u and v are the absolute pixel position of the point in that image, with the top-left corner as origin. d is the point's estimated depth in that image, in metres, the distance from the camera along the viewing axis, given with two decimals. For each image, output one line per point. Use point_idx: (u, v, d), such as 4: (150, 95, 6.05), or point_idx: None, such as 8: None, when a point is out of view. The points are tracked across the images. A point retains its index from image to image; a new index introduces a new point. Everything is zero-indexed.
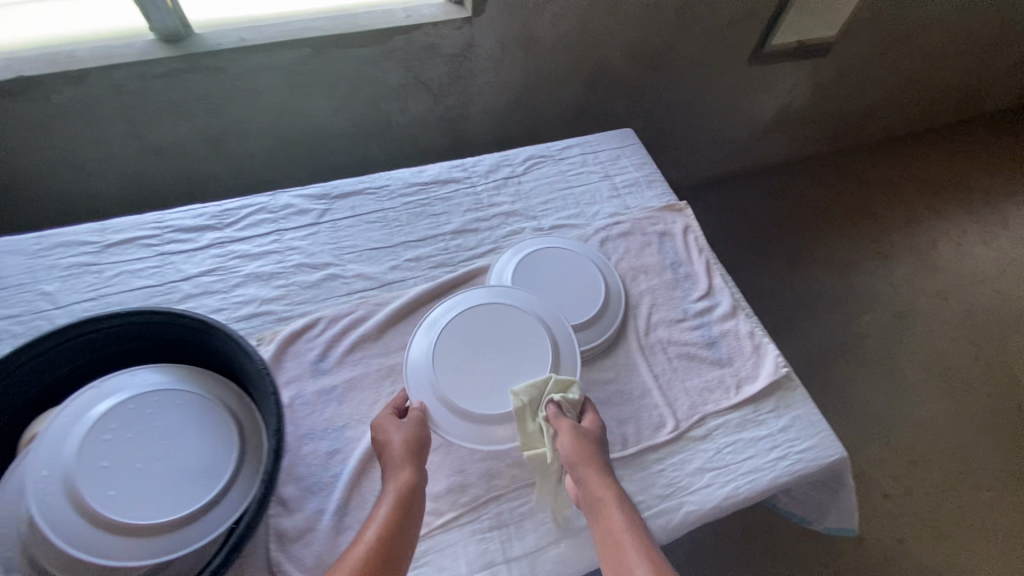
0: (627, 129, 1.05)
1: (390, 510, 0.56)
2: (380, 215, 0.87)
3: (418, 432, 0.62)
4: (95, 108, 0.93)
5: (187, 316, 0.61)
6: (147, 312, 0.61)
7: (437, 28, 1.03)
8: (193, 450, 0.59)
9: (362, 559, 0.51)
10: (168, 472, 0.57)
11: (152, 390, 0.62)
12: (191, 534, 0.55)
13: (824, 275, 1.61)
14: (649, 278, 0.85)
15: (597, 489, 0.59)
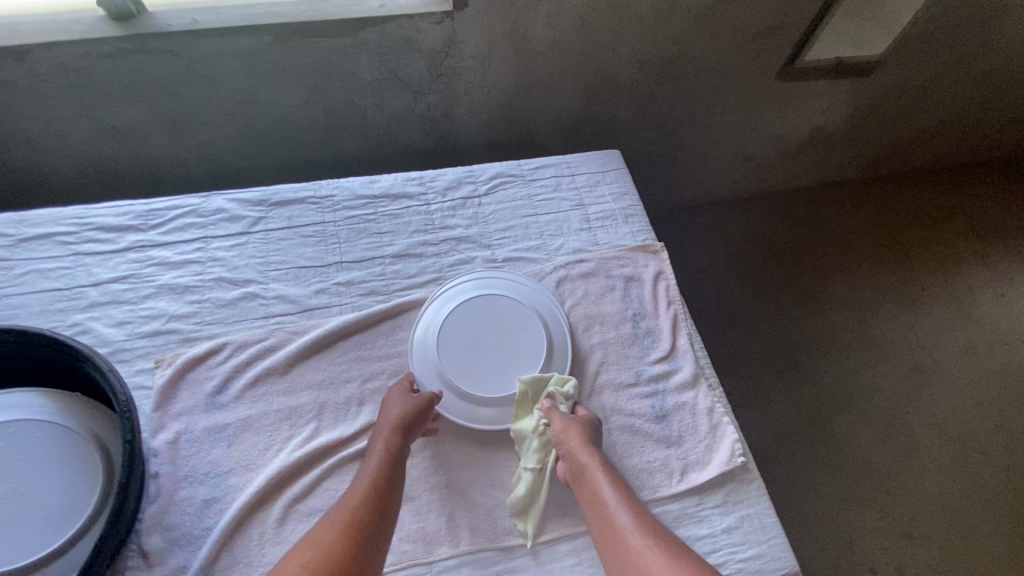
0: (613, 150, 0.93)
1: (382, 469, 0.57)
2: (317, 229, 0.80)
3: (414, 404, 0.63)
4: (41, 85, 0.88)
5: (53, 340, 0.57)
6: (15, 332, 0.57)
7: (414, 21, 0.93)
8: (43, 489, 0.54)
9: (365, 505, 0.53)
10: (11, 513, 0.53)
11: (12, 419, 0.57)
12: None
13: (840, 317, 1.46)
14: (604, 330, 0.75)
15: (586, 464, 0.59)
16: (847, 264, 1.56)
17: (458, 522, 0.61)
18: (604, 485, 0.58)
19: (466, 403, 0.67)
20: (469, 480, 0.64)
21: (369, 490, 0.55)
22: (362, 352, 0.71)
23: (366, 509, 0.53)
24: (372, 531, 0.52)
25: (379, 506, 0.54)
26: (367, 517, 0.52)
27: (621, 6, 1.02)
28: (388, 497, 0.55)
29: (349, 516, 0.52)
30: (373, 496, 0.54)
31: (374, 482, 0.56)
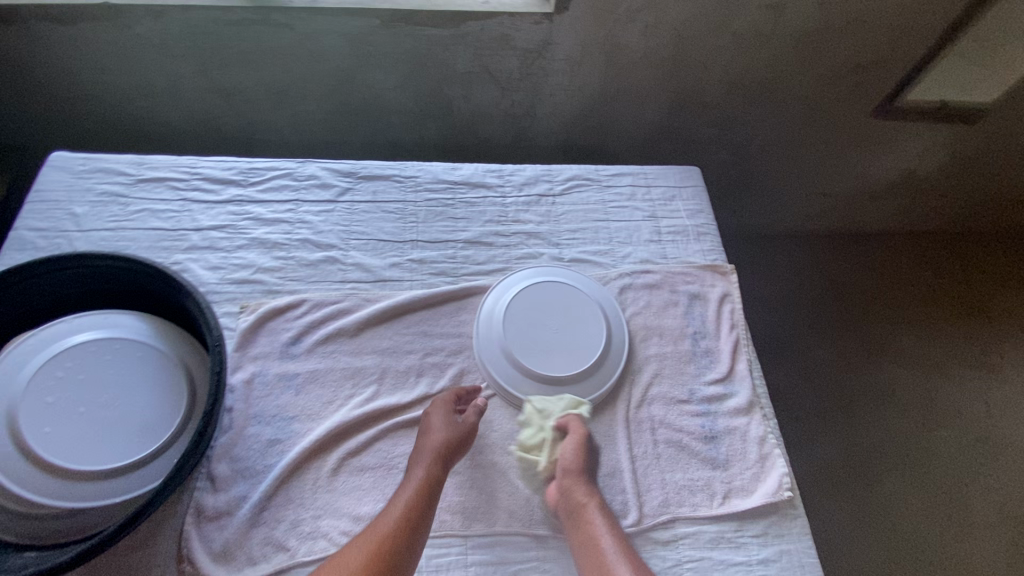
0: (694, 167, 0.93)
1: (418, 495, 0.57)
2: (398, 207, 0.84)
3: (460, 431, 0.63)
4: (171, 43, 0.96)
5: (167, 274, 0.63)
6: (140, 262, 0.64)
7: (513, 20, 0.96)
8: (137, 404, 0.59)
9: (395, 533, 0.54)
10: (106, 420, 0.58)
11: (118, 337, 0.63)
12: (110, 488, 0.55)
13: (904, 372, 1.38)
14: (662, 342, 0.75)
15: (584, 500, 0.59)
16: (919, 318, 1.48)
17: (497, 503, 0.63)
18: (597, 522, 0.58)
19: (524, 379, 0.69)
20: (512, 465, 0.65)
21: (399, 516, 0.55)
22: (425, 327, 0.74)
23: (395, 536, 0.53)
24: (402, 558, 0.53)
25: (411, 534, 0.54)
26: (397, 548, 0.53)
27: (720, 24, 1.01)
28: (421, 524, 0.56)
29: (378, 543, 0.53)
30: (406, 524, 0.55)
31: (406, 508, 0.56)
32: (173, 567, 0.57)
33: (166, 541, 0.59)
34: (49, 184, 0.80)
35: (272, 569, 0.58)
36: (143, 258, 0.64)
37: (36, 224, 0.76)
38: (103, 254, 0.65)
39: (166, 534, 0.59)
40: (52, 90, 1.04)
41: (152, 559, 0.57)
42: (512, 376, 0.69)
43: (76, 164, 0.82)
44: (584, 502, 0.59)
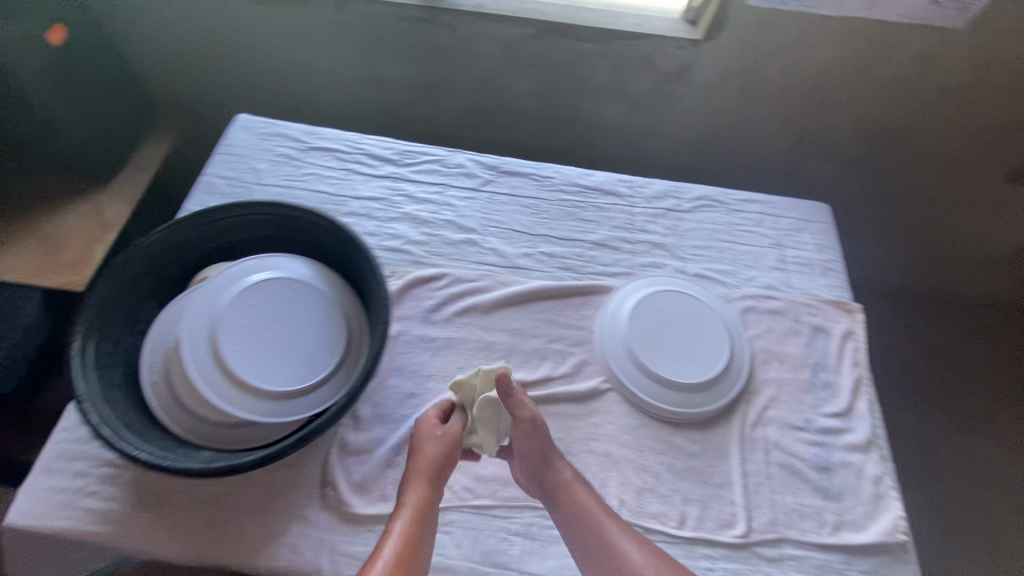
0: (822, 205, 0.93)
1: (422, 512, 0.57)
2: (534, 203, 0.89)
3: (451, 441, 0.62)
4: (346, 31, 1.06)
5: (349, 235, 0.70)
6: (329, 221, 0.71)
7: (660, 42, 1.01)
8: (309, 343, 0.66)
9: (400, 557, 0.53)
10: (284, 350, 0.64)
11: (300, 280, 0.69)
12: (280, 410, 0.61)
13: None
14: (782, 368, 0.76)
15: (562, 473, 0.61)
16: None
17: (608, 490, 0.66)
18: (582, 493, 0.60)
19: (647, 380, 0.71)
20: (625, 457, 0.68)
21: (408, 526, 0.56)
22: (552, 316, 0.77)
23: (411, 548, 0.54)
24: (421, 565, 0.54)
25: (422, 543, 0.56)
26: (414, 555, 0.54)
27: (863, 67, 1.03)
28: (427, 531, 0.57)
29: (399, 550, 0.53)
30: (417, 533, 0.56)
31: (416, 520, 0.56)
32: (316, 490, 0.64)
33: (312, 465, 0.65)
34: (235, 140, 0.90)
35: None
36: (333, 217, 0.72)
37: (222, 172, 0.86)
38: (298, 205, 0.72)
39: (313, 459, 0.66)
40: (231, 61, 1.16)
41: (299, 480, 0.64)
42: (634, 376, 0.71)
43: (259, 126, 0.92)
44: (563, 474, 0.61)
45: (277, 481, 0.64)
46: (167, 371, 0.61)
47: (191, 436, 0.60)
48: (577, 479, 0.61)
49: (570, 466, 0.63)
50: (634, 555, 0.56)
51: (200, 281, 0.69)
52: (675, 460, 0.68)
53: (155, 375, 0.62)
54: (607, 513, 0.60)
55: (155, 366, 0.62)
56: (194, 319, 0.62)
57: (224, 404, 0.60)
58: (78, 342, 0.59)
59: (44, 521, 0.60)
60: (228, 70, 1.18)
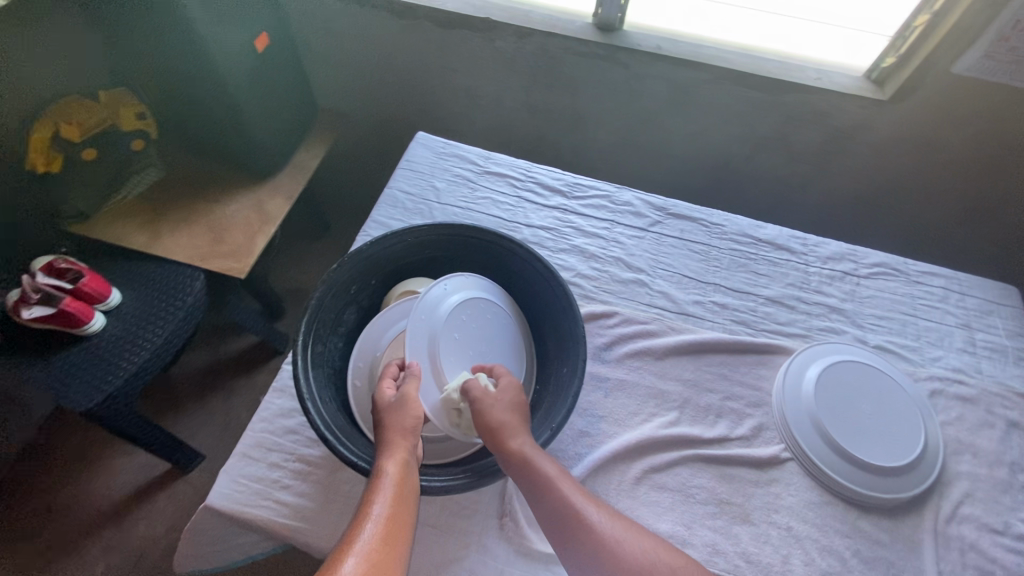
0: (1012, 287, 0.87)
1: (403, 480, 0.52)
2: (702, 249, 0.88)
3: (415, 407, 0.58)
4: (516, 58, 1.09)
5: (552, 275, 0.69)
6: (532, 256, 0.71)
7: (841, 99, 0.98)
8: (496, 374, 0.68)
9: (391, 521, 0.48)
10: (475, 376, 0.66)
11: (498, 314, 0.71)
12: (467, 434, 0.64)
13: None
14: (975, 462, 0.71)
15: (522, 449, 0.56)
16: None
17: (792, 567, 0.62)
18: (549, 470, 0.56)
19: (836, 457, 0.67)
20: (809, 534, 0.64)
21: (391, 492, 0.50)
22: (727, 371, 0.76)
23: (398, 512, 0.49)
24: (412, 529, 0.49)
25: (409, 507, 0.51)
26: (405, 522, 0.49)
27: None
28: (411, 496, 0.51)
29: (386, 513, 0.49)
30: (402, 498, 0.51)
31: (396, 485, 0.51)
32: (494, 517, 0.64)
33: (489, 491, 0.66)
34: (416, 158, 0.94)
35: None
36: (537, 251, 0.71)
37: (404, 188, 0.89)
38: (502, 233, 0.72)
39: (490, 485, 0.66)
40: (396, 77, 1.22)
41: (478, 504, 0.65)
42: (819, 449, 0.68)
43: (437, 145, 0.96)
44: (527, 450, 0.56)
45: (457, 503, 0.64)
46: (371, 374, 0.66)
47: None
48: (542, 455, 0.57)
49: (530, 438, 0.58)
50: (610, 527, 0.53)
51: (405, 294, 0.73)
52: (863, 546, 0.64)
53: (358, 375, 0.66)
54: (567, 482, 0.55)
55: (360, 367, 0.66)
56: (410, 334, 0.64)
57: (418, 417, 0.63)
58: (301, 340, 0.62)
59: (241, 509, 0.62)
60: (390, 83, 1.23)
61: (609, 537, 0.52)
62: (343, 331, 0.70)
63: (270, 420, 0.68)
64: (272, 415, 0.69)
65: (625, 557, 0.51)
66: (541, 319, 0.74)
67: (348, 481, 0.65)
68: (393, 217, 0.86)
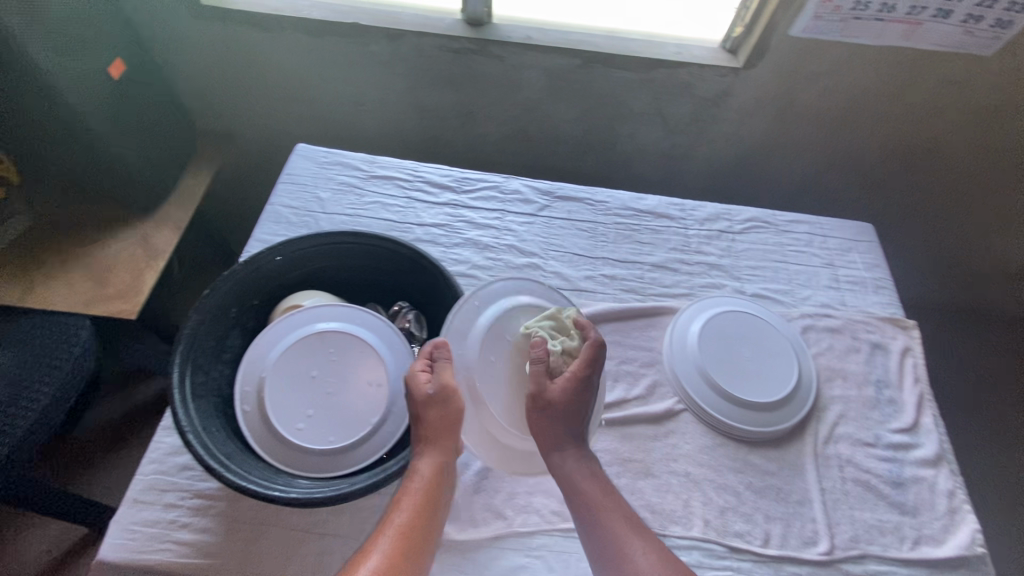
0: (867, 224, 0.97)
1: (430, 480, 0.61)
2: (590, 226, 0.92)
3: (456, 403, 0.63)
4: (394, 60, 1.09)
5: (438, 270, 0.70)
6: (417, 254, 0.71)
7: (701, 70, 1.05)
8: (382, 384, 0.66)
9: (412, 525, 0.57)
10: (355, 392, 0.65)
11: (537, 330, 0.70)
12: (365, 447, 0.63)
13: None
14: (846, 386, 0.78)
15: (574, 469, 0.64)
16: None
17: (693, 510, 0.66)
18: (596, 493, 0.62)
19: (720, 400, 0.73)
20: (706, 477, 0.69)
21: (418, 496, 0.59)
22: (621, 338, 0.79)
23: (420, 517, 0.58)
24: (432, 531, 0.58)
25: (433, 507, 0.60)
26: (427, 527, 0.58)
27: (897, 92, 1.07)
28: (436, 500, 0.60)
29: (408, 520, 0.57)
30: (425, 504, 0.59)
31: (423, 487, 0.60)
32: None
33: (400, 491, 0.65)
34: (297, 170, 0.91)
35: (492, 534, 0.63)
36: (423, 249, 0.72)
37: (288, 202, 0.87)
38: (384, 236, 0.72)
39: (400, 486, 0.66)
40: (277, 92, 1.19)
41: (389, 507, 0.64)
42: (706, 396, 0.73)
43: (318, 154, 0.94)
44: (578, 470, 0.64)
45: (367, 509, 0.64)
46: (260, 399, 0.63)
47: (287, 464, 0.61)
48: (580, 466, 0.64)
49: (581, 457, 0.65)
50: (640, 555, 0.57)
51: (288, 309, 0.70)
52: (754, 478, 0.69)
53: (247, 402, 0.63)
54: (608, 501, 0.62)
55: (246, 393, 0.63)
56: (288, 360, 0.64)
57: (301, 445, 0.62)
58: (177, 373, 0.60)
59: (136, 557, 0.59)
60: (271, 97, 1.20)
61: (643, 564, 0.57)
62: (228, 356, 0.68)
63: (160, 460, 0.65)
64: (162, 455, 0.65)
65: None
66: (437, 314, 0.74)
67: (252, 508, 0.63)
68: (278, 233, 0.84)
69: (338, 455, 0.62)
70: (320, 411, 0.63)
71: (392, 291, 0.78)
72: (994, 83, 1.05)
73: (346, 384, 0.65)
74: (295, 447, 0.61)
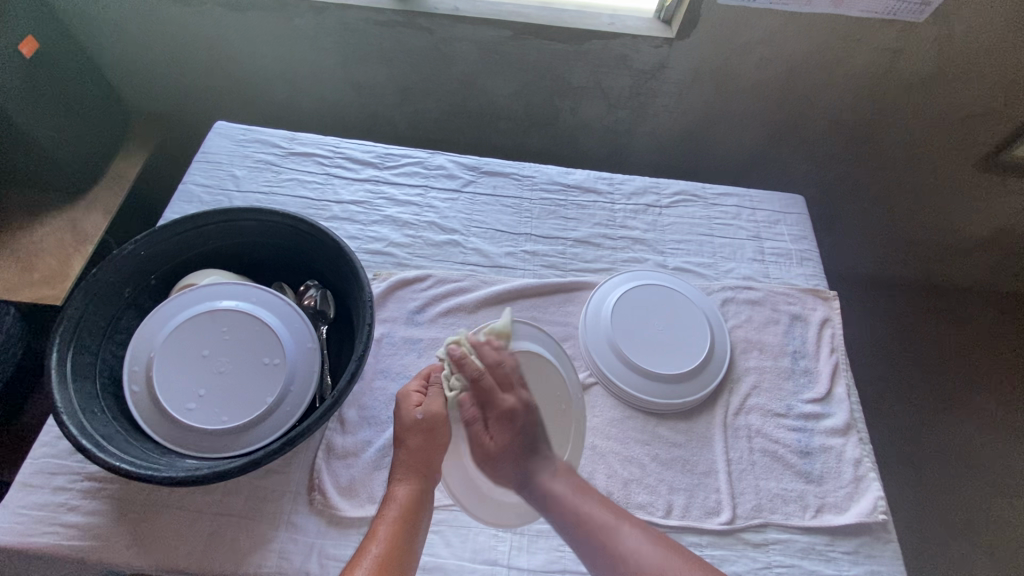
0: (797, 197, 0.96)
1: (406, 507, 0.58)
2: (515, 202, 0.90)
3: (441, 435, 0.61)
4: (323, 35, 1.07)
5: (336, 243, 0.69)
6: (315, 228, 0.70)
7: (635, 41, 1.03)
8: (278, 360, 0.65)
9: (390, 557, 0.55)
10: (248, 369, 0.64)
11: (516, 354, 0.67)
12: (259, 425, 0.62)
13: (1000, 444, 1.29)
14: (762, 357, 0.77)
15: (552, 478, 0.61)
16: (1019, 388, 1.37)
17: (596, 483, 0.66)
18: (580, 496, 0.61)
19: (629, 373, 0.72)
20: (613, 450, 0.68)
21: (396, 524, 0.57)
22: (536, 314, 0.79)
23: (397, 547, 0.56)
24: (411, 557, 0.56)
25: (410, 535, 0.57)
26: (404, 560, 0.55)
27: (834, 61, 1.06)
28: (412, 526, 0.58)
29: (386, 549, 0.55)
30: (401, 532, 0.57)
31: (399, 515, 0.58)
32: (304, 493, 0.63)
33: (298, 470, 0.65)
34: (213, 148, 0.89)
35: None
36: (323, 224, 0.71)
37: (202, 181, 0.85)
38: (282, 211, 0.71)
39: (299, 464, 0.65)
40: (208, 70, 1.15)
41: (286, 485, 0.63)
42: (615, 368, 0.73)
43: (237, 132, 0.92)
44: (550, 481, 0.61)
45: (263, 489, 0.63)
46: (149, 379, 0.61)
47: (176, 444, 0.60)
48: (553, 479, 0.61)
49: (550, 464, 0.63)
50: (637, 542, 0.58)
51: (183, 288, 0.68)
52: (661, 450, 0.69)
53: (137, 382, 0.62)
54: (588, 498, 0.61)
55: (135, 373, 0.62)
56: (186, 349, 0.63)
57: (193, 425, 0.60)
58: (57, 352, 0.58)
59: (18, 541, 0.58)
60: (203, 76, 1.17)
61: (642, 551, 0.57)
62: (124, 337, 0.67)
63: (51, 443, 0.63)
64: (54, 438, 0.64)
65: (648, 571, 0.55)
66: (343, 291, 0.73)
67: (144, 489, 0.62)
68: (189, 213, 0.82)
69: (231, 434, 0.61)
70: (212, 391, 0.62)
71: (302, 269, 0.76)
72: (931, 49, 1.03)
73: (239, 362, 0.64)
74: (186, 427, 0.60)
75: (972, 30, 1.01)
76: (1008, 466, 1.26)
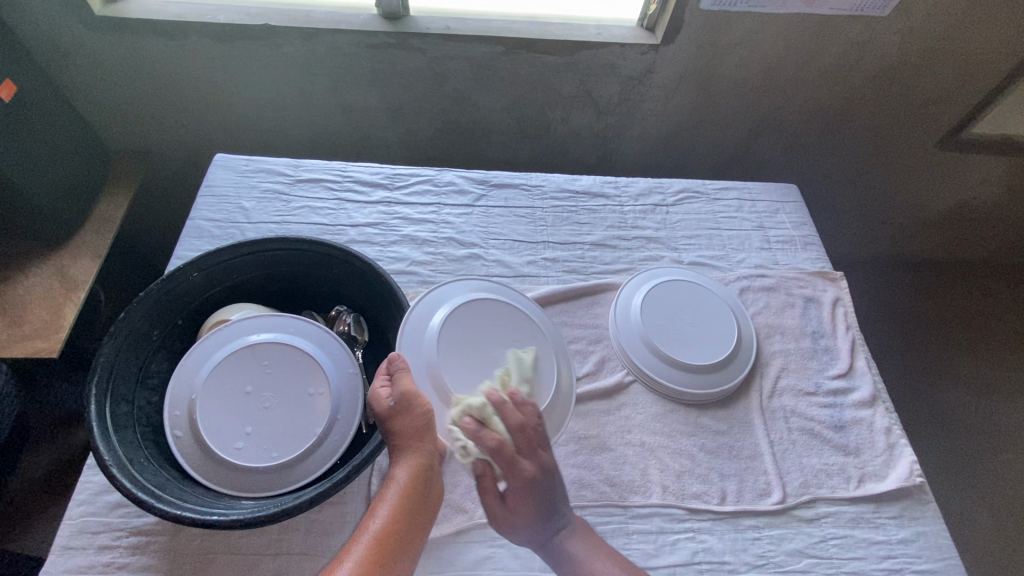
0: (792, 185, 1.01)
1: (408, 485, 0.56)
2: (528, 212, 0.92)
3: (420, 405, 0.59)
4: (313, 61, 1.06)
5: (367, 263, 0.68)
6: (344, 250, 0.69)
7: (623, 49, 1.06)
8: (320, 389, 0.63)
9: (391, 536, 0.53)
10: (290, 401, 0.62)
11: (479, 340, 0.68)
12: (310, 457, 0.60)
13: (987, 403, 1.37)
14: (785, 340, 0.81)
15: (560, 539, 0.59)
16: (995, 348, 1.46)
17: (650, 478, 0.67)
18: (591, 556, 0.58)
19: (666, 367, 0.74)
20: (660, 443, 0.70)
21: (394, 498, 0.55)
22: (566, 318, 0.80)
23: (396, 526, 0.54)
24: (413, 537, 0.55)
25: (412, 514, 0.55)
26: (404, 541, 0.54)
27: (809, 57, 1.12)
28: (416, 505, 0.56)
29: (385, 529, 0.53)
30: (402, 510, 0.55)
31: (400, 494, 0.56)
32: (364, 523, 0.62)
33: (353, 499, 0.63)
34: (217, 181, 0.88)
35: (453, 529, 0.61)
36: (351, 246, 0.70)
37: (210, 215, 0.83)
38: (308, 237, 0.70)
39: (353, 493, 0.64)
40: (193, 101, 1.13)
41: (343, 516, 0.62)
42: (653, 364, 0.74)
43: (240, 163, 0.90)
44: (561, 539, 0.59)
45: (321, 522, 0.61)
46: (191, 419, 0.59)
47: (227, 486, 0.58)
48: (569, 540, 0.59)
49: (559, 522, 0.60)
50: None
51: (216, 325, 0.67)
52: (706, 440, 0.71)
53: (178, 426, 0.59)
54: (606, 559, 0.58)
55: (174, 417, 0.59)
56: (216, 382, 0.61)
57: (242, 463, 0.58)
58: (95, 404, 0.56)
59: None
60: (186, 110, 1.14)
61: None
62: (155, 382, 0.64)
63: (89, 501, 0.60)
64: (91, 495, 0.61)
65: None
66: (378, 312, 0.72)
67: (196, 538, 0.59)
68: (201, 249, 0.80)
69: (282, 469, 0.59)
70: (259, 427, 0.60)
71: (332, 294, 0.75)
72: (894, 41, 1.11)
73: (280, 394, 0.62)
74: (236, 466, 0.58)
75: (930, 20, 1.09)
76: (995, 423, 1.34)
